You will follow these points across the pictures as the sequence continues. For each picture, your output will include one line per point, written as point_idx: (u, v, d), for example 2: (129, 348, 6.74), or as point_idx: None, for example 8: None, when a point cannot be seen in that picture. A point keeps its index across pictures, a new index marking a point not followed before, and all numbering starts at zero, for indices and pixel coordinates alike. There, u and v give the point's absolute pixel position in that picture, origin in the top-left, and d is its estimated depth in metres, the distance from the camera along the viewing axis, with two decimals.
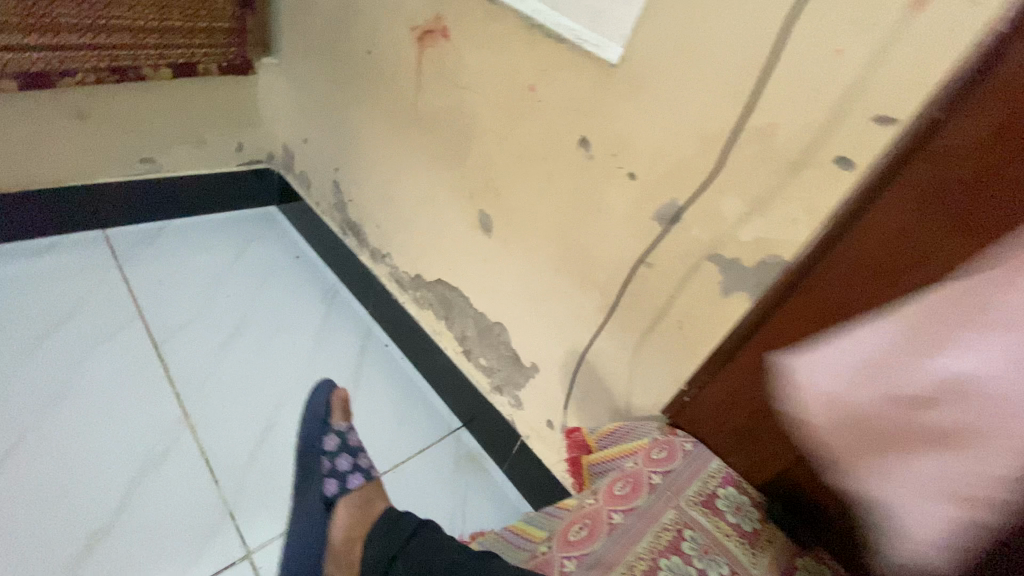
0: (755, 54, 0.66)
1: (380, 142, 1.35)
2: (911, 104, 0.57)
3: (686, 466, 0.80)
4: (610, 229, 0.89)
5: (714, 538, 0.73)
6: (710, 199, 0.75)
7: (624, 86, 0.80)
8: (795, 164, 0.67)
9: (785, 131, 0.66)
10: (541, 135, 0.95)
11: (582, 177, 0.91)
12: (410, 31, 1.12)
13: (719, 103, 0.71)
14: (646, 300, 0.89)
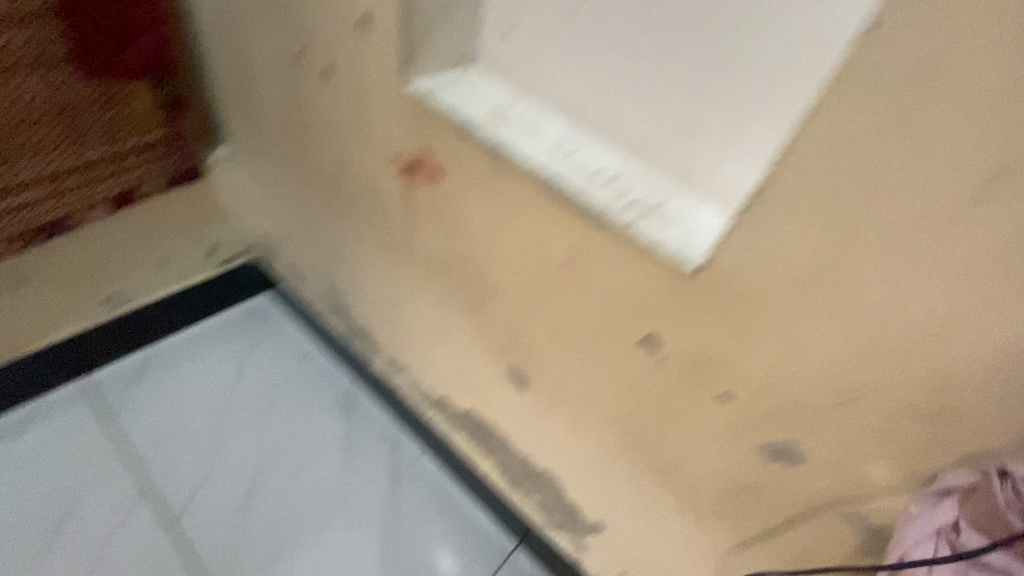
0: (912, 300, 0.47)
1: (374, 263, 1.13)
2: None
3: None
4: (692, 441, 0.70)
5: None
6: (842, 447, 0.57)
7: (704, 295, 0.59)
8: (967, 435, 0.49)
9: (956, 398, 0.49)
10: (581, 318, 0.74)
11: (654, 381, 0.69)
12: (390, 161, 0.88)
13: (853, 345, 0.52)
14: (747, 521, 0.71)
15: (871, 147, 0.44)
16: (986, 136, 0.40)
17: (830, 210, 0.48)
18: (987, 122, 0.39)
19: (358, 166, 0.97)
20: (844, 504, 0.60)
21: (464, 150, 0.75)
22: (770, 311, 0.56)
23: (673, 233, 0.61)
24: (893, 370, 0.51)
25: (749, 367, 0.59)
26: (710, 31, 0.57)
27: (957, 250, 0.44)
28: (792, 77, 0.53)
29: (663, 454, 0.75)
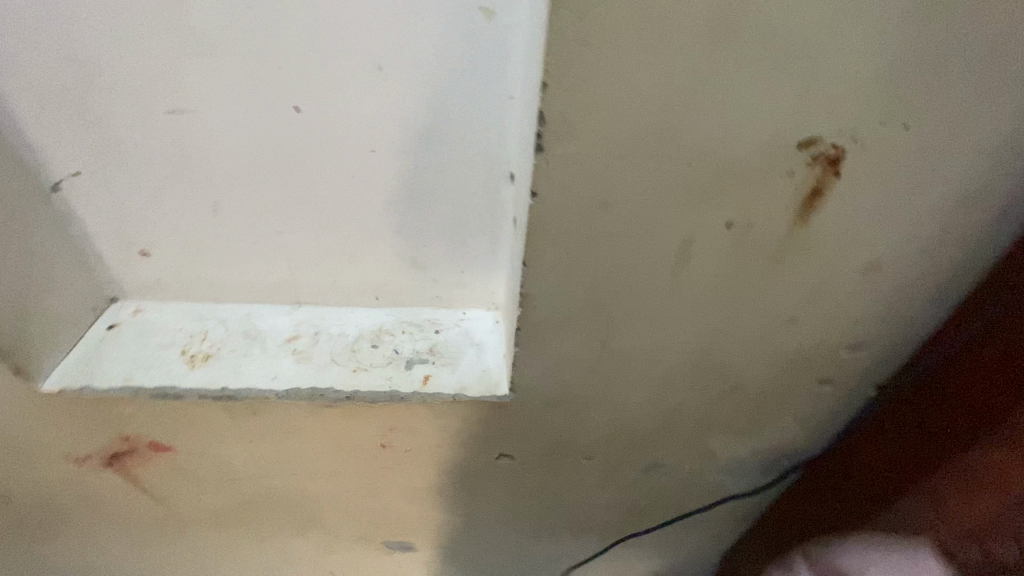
0: (695, 339, 0.50)
1: (137, 554, 0.83)
2: (865, 325, 0.51)
3: None
4: (583, 501, 0.72)
5: None
6: (695, 443, 0.63)
7: (525, 408, 0.58)
8: (770, 396, 0.58)
9: (750, 382, 0.55)
10: (428, 473, 0.67)
11: (528, 481, 0.68)
12: (76, 461, 0.63)
13: (666, 385, 0.55)
14: (658, 521, 0.77)
15: (600, 255, 0.42)
16: (668, 224, 0.41)
17: (586, 315, 0.47)
18: (656, 217, 0.40)
19: (27, 484, 0.67)
20: (715, 472, 0.68)
21: (183, 414, 0.57)
22: (588, 396, 0.56)
23: (470, 365, 0.58)
24: (703, 385, 0.55)
25: (596, 434, 0.61)
26: (377, 181, 0.54)
27: (693, 303, 0.47)
28: (472, 190, 0.54)
29: (568, 522, 0.76)
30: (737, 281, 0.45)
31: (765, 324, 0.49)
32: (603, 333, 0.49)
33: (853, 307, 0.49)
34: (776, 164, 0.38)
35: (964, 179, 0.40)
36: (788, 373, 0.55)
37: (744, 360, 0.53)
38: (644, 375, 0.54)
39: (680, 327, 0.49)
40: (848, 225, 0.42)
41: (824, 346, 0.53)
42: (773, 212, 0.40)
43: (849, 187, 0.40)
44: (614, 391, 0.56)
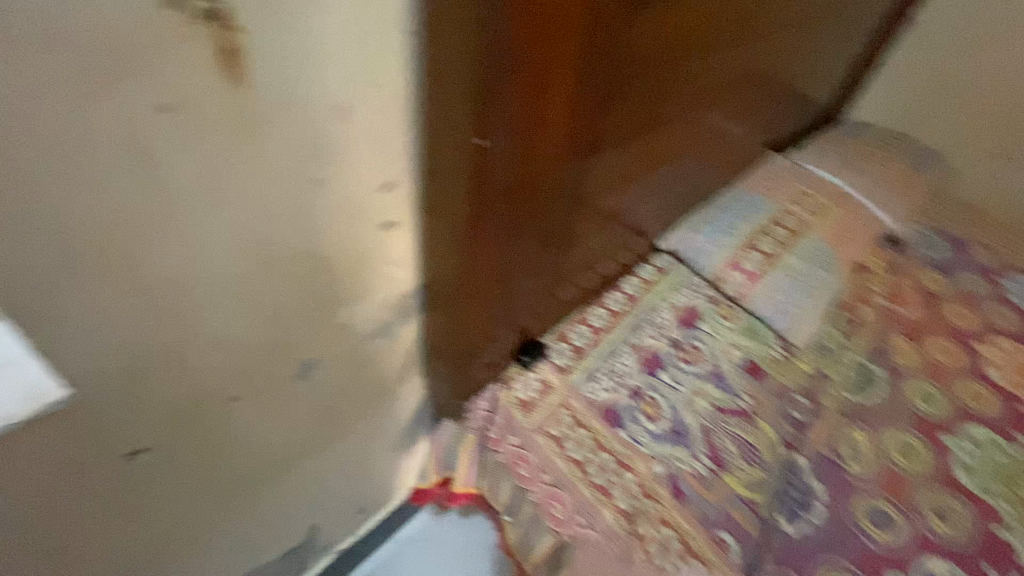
0: (229, 235, 0.51)
1: None
2: (389, 164, 0.58)
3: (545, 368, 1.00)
4: (266, 433, 0.72)
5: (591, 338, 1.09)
6: (327, 328, 0.68)
7: (106, 389, 0.52)
8: (358, 256, 0.63)
9: (327, 252, 0.60)
10: (52, 518, 0.57)
11: (187, 451, 0.65)
12: None
13: (245, 290, 0.56)
14: (356, 407, 0.83)
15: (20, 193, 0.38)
16: (99, 138, 0.40)
17: (92, 266, 0.44)
18: (72, 134, 0.38)
19: None
20: (369, 341, 0.75)
21: None
22: (170, 341, 0.54)
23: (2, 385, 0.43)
24: (289, 274, 0.59)
25: (219, 369, 0.60)
26: None
27: (201, 206, 0.47)
28: None
29: (269, 459, 0.77)
30: (217, 166, 0.46)
31: (295, 196, 0.53)
32: (129, 273, 0.47)
33: (367, 154, 0.55)
34: (158, 50, 0.38)
35: (362, 13, 0.46)
36: (356, 229, 0.60)
37: (306, 236, 0.57)
38: (211, 292, 0.53)
39: (209, 232, 0.50)
40: (286, 85, 0.46)
41: (372, 195, 0.59)
42: (201, 95, 0.42)
43: (256, 55, 0.43)
44: (203, 324, 0.55)
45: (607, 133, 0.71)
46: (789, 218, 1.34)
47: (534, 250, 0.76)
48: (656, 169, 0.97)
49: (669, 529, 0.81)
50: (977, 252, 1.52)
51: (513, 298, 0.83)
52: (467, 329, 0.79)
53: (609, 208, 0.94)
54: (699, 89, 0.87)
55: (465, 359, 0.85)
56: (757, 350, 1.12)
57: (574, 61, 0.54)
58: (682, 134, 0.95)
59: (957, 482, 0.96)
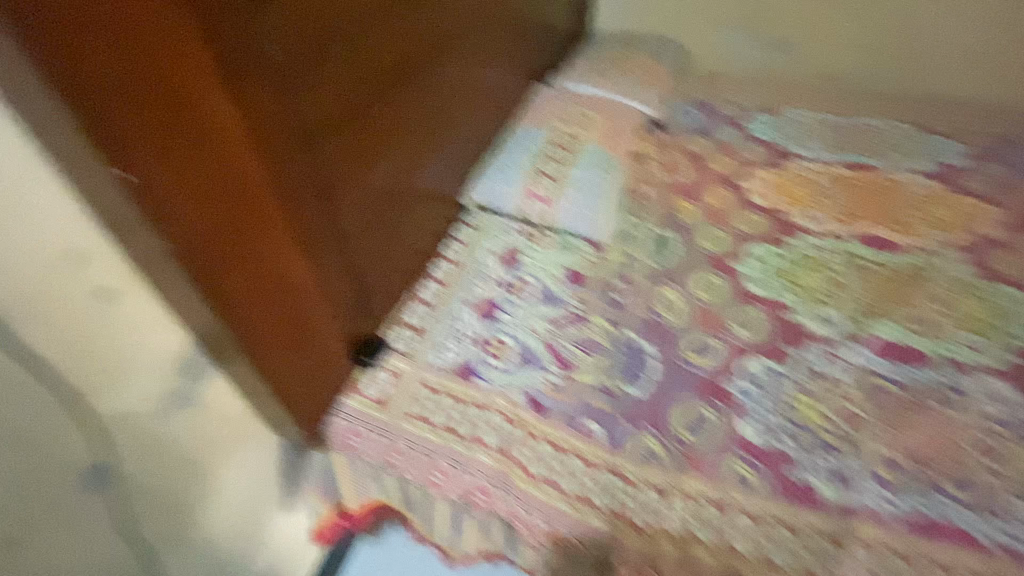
0: None
1: None
2: (66, 238, 0.56)
3: (393, 358, 1.01)
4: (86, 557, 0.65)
5: (430, 312, 1.11)
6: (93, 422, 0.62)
7: None
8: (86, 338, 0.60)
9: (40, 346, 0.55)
10: None
11: None
12: None
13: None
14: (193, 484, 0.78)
15: None
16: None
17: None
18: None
19: None
20: (166, 413, 0.71)
21: None
22: None
23: None
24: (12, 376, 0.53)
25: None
26: None
27: None
28: None
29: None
30: None
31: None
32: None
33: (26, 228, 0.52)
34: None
35: None
36: (64, 309, 0.57)
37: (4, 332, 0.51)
38: None
39: None
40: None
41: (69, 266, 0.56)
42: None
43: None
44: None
45: (310, 124, 0.73)
46: (564, 136, 1.46)
47: (304, 260, 0.76)
48: (402, 138, 1.01)
49: (538, 441, 0.87)
50: (722, 109, 1.79)
51: (315, 314, 0.82)
52: (278, 362, 0.77)
53: (373, 191, 0.96)
54: (394, 53, 0.91)
55: (297, 392, 0.83)
56: (572, 259, 1.23)
57: (195, 61, 0.53)
58: (406, 98, 0.99)
59: (751, 294, 1.14)
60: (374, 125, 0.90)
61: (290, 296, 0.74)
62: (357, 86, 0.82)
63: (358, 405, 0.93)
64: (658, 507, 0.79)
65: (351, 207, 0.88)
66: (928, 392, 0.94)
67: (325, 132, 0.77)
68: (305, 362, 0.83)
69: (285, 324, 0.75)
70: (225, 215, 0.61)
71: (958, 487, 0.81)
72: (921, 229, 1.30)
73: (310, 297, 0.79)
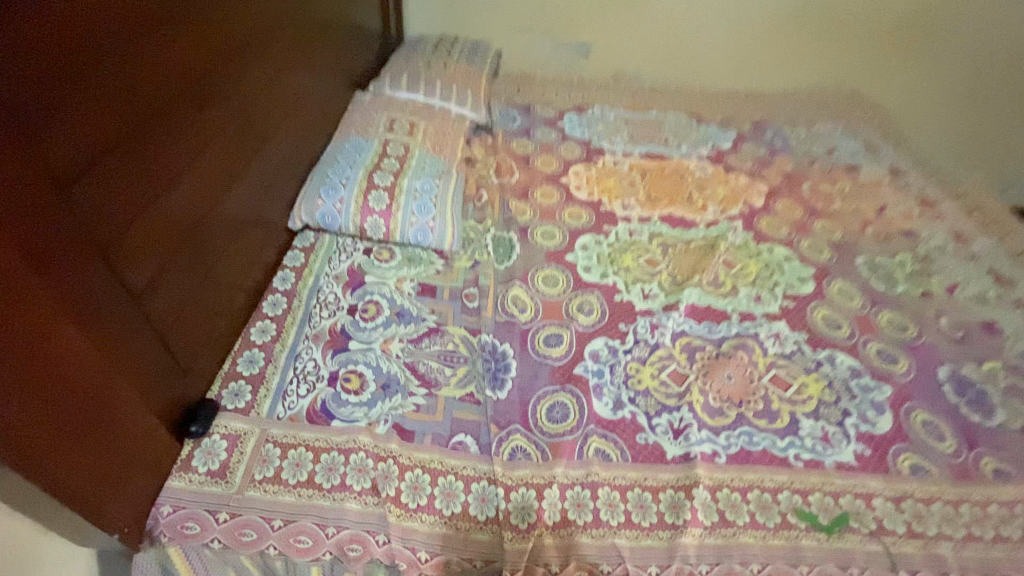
0: None
1: None
2: None
3: (228, 418, 0.88)
4: None
5: (267, 357, 0.99)
6: None
7: None
8: None
9: None
10: None
11: None
12: None
13: None
14: None
15: None
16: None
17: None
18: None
19: None
20: None
21: None
22: None
23: None
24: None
25: None
26: None
27: None
28: None
29: None
30: None
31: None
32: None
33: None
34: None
35: None
36: None
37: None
38: None
39: None
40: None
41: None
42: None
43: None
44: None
45: (57, 163, 0.60)
46: (393, 145, 1.42)
47: (80, 328, 0.62)
48: (205, 162, 0.89)
49: (411, 472, 0.83)
50: (539, 110, 1.92)
51: (115, 387, 0.68)
52: (63, 460, 0.62)
53: (177, 227, 0.83)
54: (181, 74, 0.80)
55: (101, 490, 0.68)
56: (420, 272, 1.21)
57: None
58: (204, 119, 0.87)
59: (586, 282, 1.24)
60: (164, 153, 0.78)
61: (61, 374, 0.60)
62: (129, 110, 0.70)
63: (188, 485, 0.79)
64: (535, 502, 0.82)
65: (149, 250, 0.76)
66: (728, 342, 1.14)
67: (91, 170, 0.65)
68: (108, 448, 0.68)
69: (57, 408, 0.60)
70: None
71: (760, 417, 1.00)
72: (707, 206, 1.55)
73: (101, 368, 0.66)
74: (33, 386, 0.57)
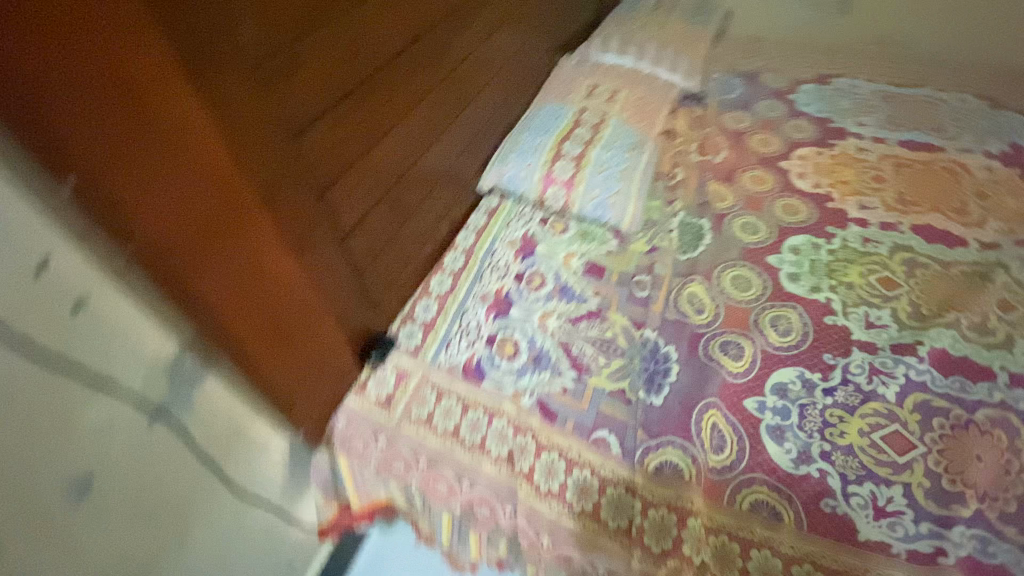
0: None
1: None
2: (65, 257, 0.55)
3: (399, 358, 0.97)
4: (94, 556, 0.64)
5: (439, 307, 1.07)
6: (77, 428, 0.59)
7: None
8: (71, 352, 0.57)
9: (28, 357, 0.53)
10: None
11: None
12: None
13: None
14: (196, 474, 0.76)
15: None
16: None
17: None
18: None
19: None
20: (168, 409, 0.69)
21: None
22: None
23: None
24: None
25: None
26: None
27: None
28: None
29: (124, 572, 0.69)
30: None
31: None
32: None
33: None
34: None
35: None
36: (69, 325, 0.56)
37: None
38: None
39: None
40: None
41: (31, 280, 0.52)
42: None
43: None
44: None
45: (280, 139, 0.66)
46: (589, 113, 1.35)
47: (300, 266, 0.74)
48: (401, 132, 0.92)
49: (546, 453, 0.82)
50: (767, 79, 1.63)
51: (298, 326, 0.78)
52: (271, 369, 0.76)
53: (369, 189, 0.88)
54: (397, 41, 0.85)
55: (292, 396, 0.82)
56: (591, 250, 1.14)
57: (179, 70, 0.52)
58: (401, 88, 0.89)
59: (789, 293, 1.03)
60: (361, 123, 0.81)
61: (279, 303, 0.73)
62: (333, 88, 0.73)
63: (357, 405, 0.91)
64: (674, 531, 0.74)
65: (345, 213, 0.82)
66: (987, 414, 0.83)
67: (321, 133, 0.73)
68: (302, 361, 0.81)
69: (274, 329, 0.74)
70: (205, 235, 0.60)
71: (1012, 527, 0.74)
72: (990, 221, 1.15)
73: (307, 301, 0.77)
74: (263, 315, 0.71)
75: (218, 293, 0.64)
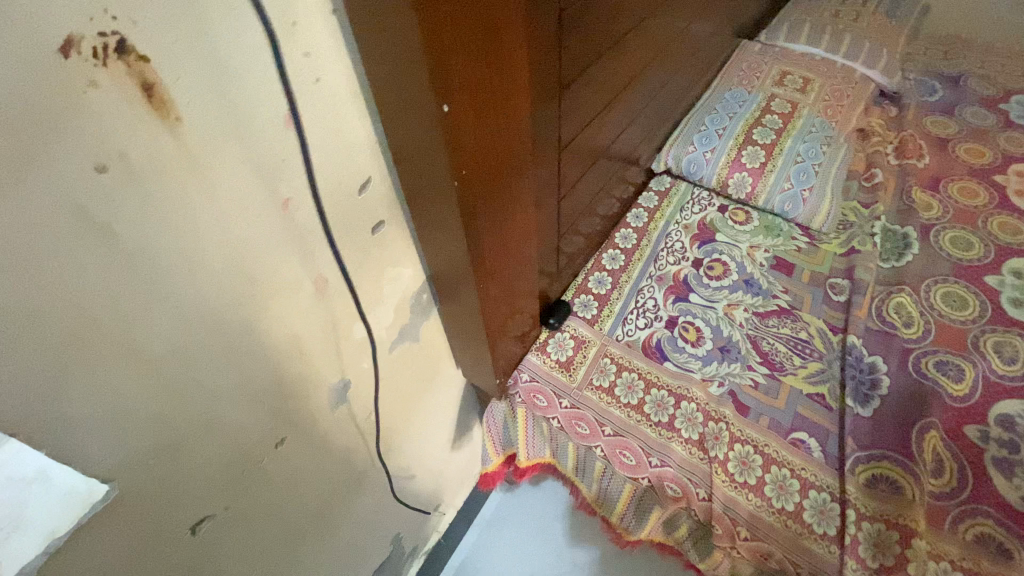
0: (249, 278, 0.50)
1: None
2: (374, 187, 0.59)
3: (579, 328, 0.97)
4: (335, 453, 0.72)
5: (615, 282, 1.05)
6: (351, 339, 0.65)
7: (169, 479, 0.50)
8: (362, 269, 0.62)
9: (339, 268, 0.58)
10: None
11: (261, 500, 0.63)
12: None
13: (278, 322, 0.55)
14: (403, 401, 0.82)
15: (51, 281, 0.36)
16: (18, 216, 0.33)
17: (98, 349, 0.40)
18: (11, 216, 0.33)
19: None
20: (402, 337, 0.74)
21: None
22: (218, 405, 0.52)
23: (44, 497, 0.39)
24: (303, 300, 0.56)
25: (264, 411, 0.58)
26: None
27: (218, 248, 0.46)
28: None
29: (347, 471, 0.76)
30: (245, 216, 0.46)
31: (278, 215, 0.49)
32: (143, 351, 0.43)
33: (338, 138, 0.51)
34: (75, 95, 0.33)
35: (322, 49, 0.46)
36: (367, 246, 0.61)
37: (309, 248, 0.54)
38: (253, 342, 0.53)
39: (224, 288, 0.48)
40: (229, 79, 0.41)
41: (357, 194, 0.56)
42: (145, 143, 0.38)
43: (169, 66, 0.37)
44: (235, 378, 0.52)
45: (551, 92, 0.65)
46: (778, 101, 1.27)
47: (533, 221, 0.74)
48: (613, 101, 0.91)
49: (741, 446, 0.80)
50: (974, 84, 1.44)
51: (516, 282, 0.78)
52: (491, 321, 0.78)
53: (578, 160, 0.87)
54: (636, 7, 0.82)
55: (494, 348, 0.84)
56: (777, 245, 1.08)
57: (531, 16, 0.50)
58: (624, 59, 0.87)
59: (1016, 319, 0.92)
60: (592, 86, 0.80)
61: (514, 254, 0.73)
62: (587, 47, 0.72)
63: (540, 365, 0.93)
64: (899, 547, 0.71)
65: (563, 174, 0.82)
66: None
67: (570, 89, 0.72)
68: (510, 316, 0.82)
69: (504, 281, 0.74)
70: (499, 184, 0.59)
71: None
72: None
73: (528, 256, 0.78)
74: (505, 266, 0.71)
75: (490, 245, 0.64)
